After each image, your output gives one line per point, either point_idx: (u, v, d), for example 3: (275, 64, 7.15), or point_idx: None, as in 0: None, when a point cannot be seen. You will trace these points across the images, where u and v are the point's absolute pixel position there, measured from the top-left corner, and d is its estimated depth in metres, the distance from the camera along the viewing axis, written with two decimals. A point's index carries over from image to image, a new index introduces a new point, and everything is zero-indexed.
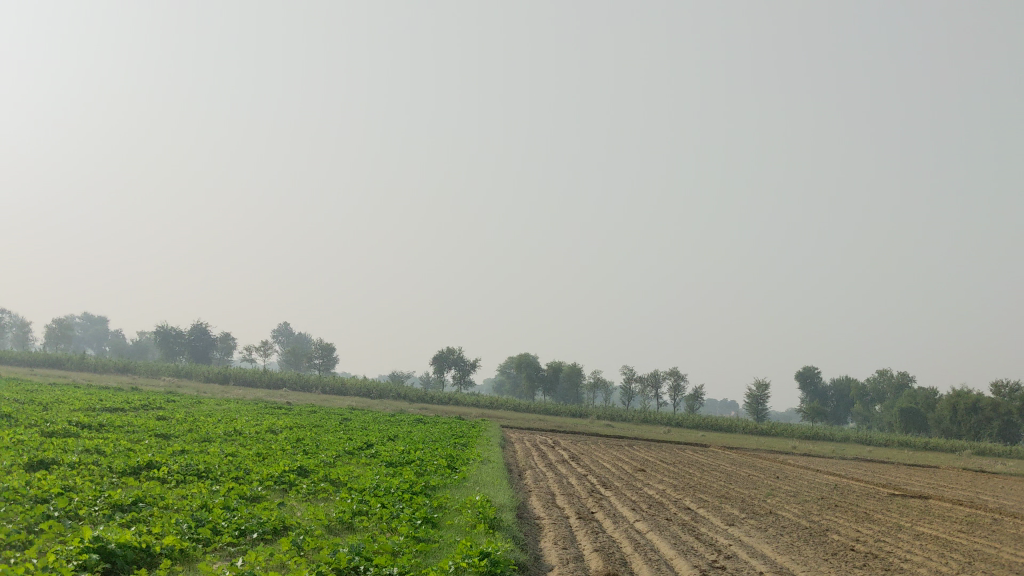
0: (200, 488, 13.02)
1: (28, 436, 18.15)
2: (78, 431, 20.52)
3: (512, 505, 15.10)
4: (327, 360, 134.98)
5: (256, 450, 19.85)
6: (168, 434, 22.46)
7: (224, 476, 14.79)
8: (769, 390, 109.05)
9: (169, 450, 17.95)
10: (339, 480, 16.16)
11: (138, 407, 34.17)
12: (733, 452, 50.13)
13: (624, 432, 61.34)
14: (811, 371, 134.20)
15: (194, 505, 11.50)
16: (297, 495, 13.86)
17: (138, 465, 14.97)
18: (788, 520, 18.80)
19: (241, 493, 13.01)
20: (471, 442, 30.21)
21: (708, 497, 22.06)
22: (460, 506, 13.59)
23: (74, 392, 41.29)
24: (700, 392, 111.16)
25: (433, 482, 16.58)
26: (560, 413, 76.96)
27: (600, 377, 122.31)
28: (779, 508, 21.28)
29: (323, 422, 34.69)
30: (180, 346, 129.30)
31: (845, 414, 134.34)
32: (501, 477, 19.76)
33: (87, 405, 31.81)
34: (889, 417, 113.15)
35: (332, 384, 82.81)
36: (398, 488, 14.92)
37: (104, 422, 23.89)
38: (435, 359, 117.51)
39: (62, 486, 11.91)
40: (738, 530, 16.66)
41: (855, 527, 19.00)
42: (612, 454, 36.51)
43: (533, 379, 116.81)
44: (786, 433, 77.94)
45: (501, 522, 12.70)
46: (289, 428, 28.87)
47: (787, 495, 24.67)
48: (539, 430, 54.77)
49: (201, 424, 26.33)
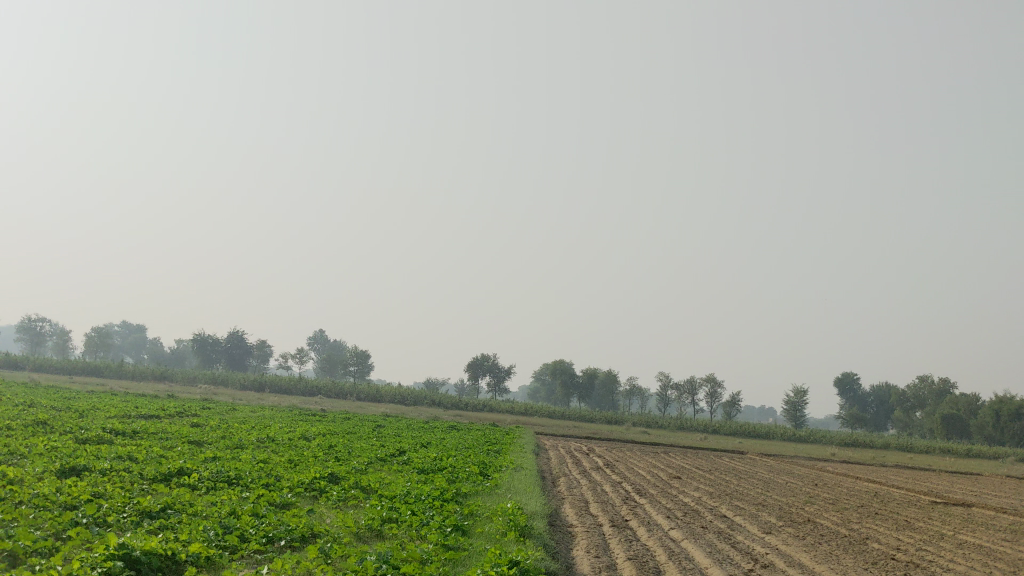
0: (230, 495, 12.94)
1: (61, 443, 18.20)
2: (112, 438, 20.59)
3: (544, 513, 14.88)
4: (362, 367, 135.47)
5: (287, 457, 19.80)
6: (201, 441, 22.45)
7: (254, 482, 14.71)
8: (807, 396, 107.87)
9: (201, 458, 17.91)
10: (369, 487, 16.02)
11: (173, 414, 34.29)
12: (771, 459, 49.55)
13: (659, 439, 60.81)
14: (850, 377, 132.66)
15: (222, 511, 11.42)
16: (327, 502, 13.73)
17: (169, 471, 14.94)
18: (827, 528, 18.41)
19: (270, 500, 12.91)
20: (505, 449, 29.99)
21: (745, 505, 21.68)
22: (491, 513, 13.39)
23: (112, 400, 41.58)
24: (737, 398, 110.19)
25: (465, 489, 16.39)
26: (595, 420, 76.53)
27: (635, 384, 121.66)
28: (818, 516, 20.88)
29: (357, 429, 34.60)
30: (217, 353, 130.50)
31: (885, 421, 132.60)
32: (534, 484, 19.53)
33: (123, 412, 32.01)
34: (930, 424, 111.40)
35: (367, 391, 82.97)
36: (429, 496, 14.75)
37: (138, 429, 23.96)
38: (470, 366, 117.55)
39: (92, 493, 11.91)
40: (775, 539, 16.32)
41: (896, 535, 18.55)
42: (647, 461, 36.14)
43: (568, 386, 116.35)
44: (825, 439, 76.98)
45: (532, 530, 12.49)
46: (321, 434, 28.84)
47: (827, 504, 24.19)
48: (574, 436, 54.46)
49: (235, 432, 26.30)
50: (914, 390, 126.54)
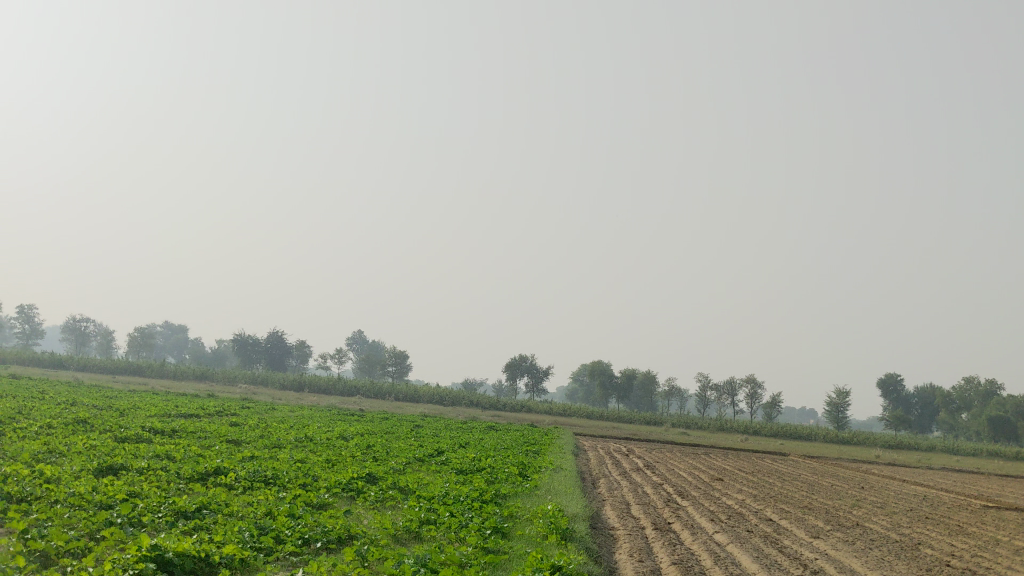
0: (265, 494, 12.77)
1: (100, 441, 18.19)
2: (150, 437, 20.53)
3: (585, 515, 14.56)
4: (401, 368, 135.95)
5: (326, 456, 19.70)
6: (240, 440, 22.39)
7: (290, 482, 14.55)
8: (849, 398, 106.25)
9: (239, 457, 17.79)
10: (407, 488, 15.79)
11: (212, 413, 34.31)
12: (815, 461, 48.72)
13: (699, 440, 60.13)
14: (893, 378, 130.47)
15: (258, 512, 11.23)
16: (364, 503, 13.51)
17: (206, 471, 14.82)
18: (876, 533, 17.88)
19: (306, 501, 12.71)
20: (543, 450, 29.62)
21: (791, 508, 21.16)
22: (531, 516, 13.09)
23: (152, 399, 41.81)
24: (778, 399, 108.93)
25: (504, 491, 16.09)
26: (633, 420, 75.96)
27: (674, 385, 120.64)
28: (868, 519, 20.35)
29: (394, 429, 34.42)
30: (257, 354, 131.62)
31: (929, 423, 130.46)
32: (574, 485, 19.24)
33: (163, 411, 32.13)
34: (977, 426, 109.15)
35: (405, 391, 83.06)
36: (467, 497, 14.48)
37: (177, 428, 23.96)
38: (508, 367, 117.31)
39: (128, 492, 11.79)
40: (823, 543, 15.85)
41: (948, 541, 17.96)
42: (689, 463, 35.62)
43: (606, 387, 115.64)
44: (868, 441, 75.77)
45: (574, 533, 12.17)
46: (359, 434, 28.66)
47: (874, 506, 23.59)
48: (613, 437, 54.02)
49: (274, 431, 26.20)
50: (960, 391, 124.18)
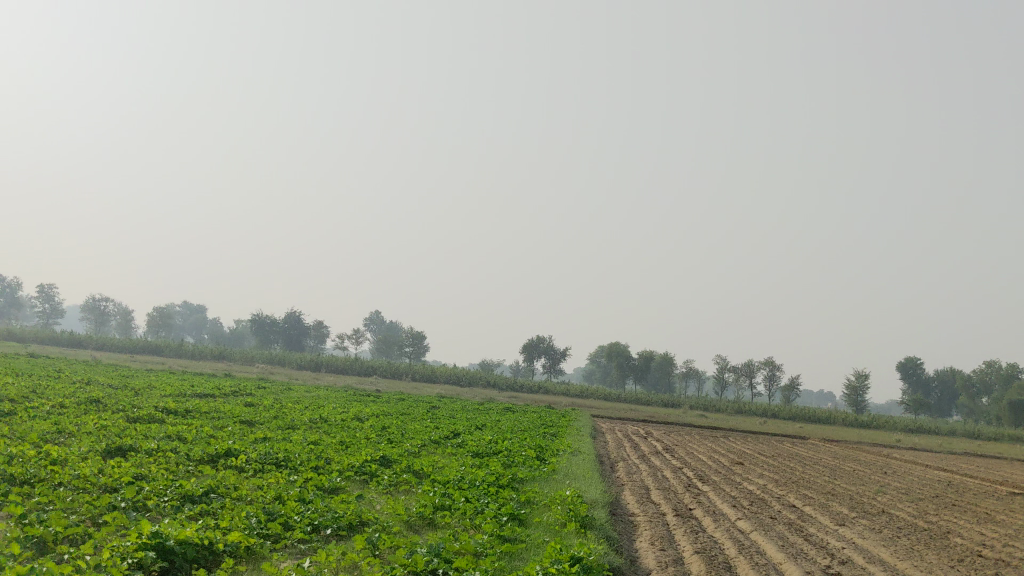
0: (275, 478, 12.44)
1: (112, 422, 17.87)
2: (163, 418, 20.25)
3: (604, 502, 14.11)
4: (417, 349, 135.93)
5: (339, 438, 19.33)
6: (253, 421, 22.10)
7: (303, 465, 14.19)
8: (869, 381, 105.42)
9: (251, 439, 17.47)
10: (422, 472, 15.39)
11: (229, 393, 34.13)
12: (835, 445, 48.14)
13: (718, 423, 59.68)
14: (913, 361, 129.43)
15: (268, 497, 10.86)
16: (377, 487, 13.16)
17: (217, 453, 14.50)
18: (902, 521, 17.41)
19: (318, 484, 12.37)
20: (561, 433, 29.21)
21: (814, 494, 20.69)
22: (549, 502, 12.68)
23: (168, 378, 41.66)
24: (796, 382, 108.28)
25: (521, 475, 15.74)
26: (651, 402, 75.58)
27: (692, 367, 120.10)
28: (893, 506, 19.86)
29: (411, 410, 34.10)
30: (275, 333, 131.89)
31: (949, 407, 129.48)
32: (593, 469, 18.86)
33: (179, 390, 31.94)
34: (998, 411, 108.11)
35: (422, 372, 82.95)
36: (484, 481, 14.09)
37: (190, 408, 23.71)
38: (525, 348, 117.00)
39: (134, 474, 11.44)
40: (849, 531, 15.40)
41: (977, 529, 17.49)
42: (708, 446, 35.21)
43: (624, 369, 115.21)
44: (889, 425, 75.03)
45: (594, 520, 11.74)
46: (375, 415, 28.36)
47: (898, 493, 23.11)
48: (632, 420, 53.62)
49: (288, 412, 25.88)
50: (981, 375, 123.13)
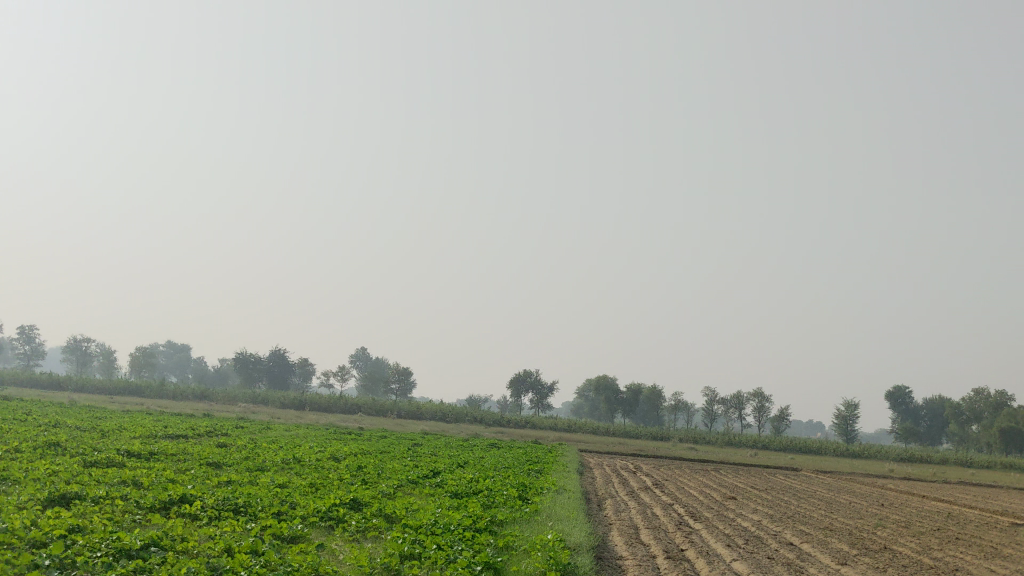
0: (230, 526, 11.38)
1: (65, 467, 16.73)
2: (123, 461, 19.09)
3: (590, 545, 13.13)
4: (404, 385, 134.69)
5: (310, 480, 18.26)
6: (220, 463, 21.01)
7: (263, 511, 13.14)
8: (858, 410, 104.76)
9: (213, 483, 16.38)
10: (394, 516, 14.36)
11: (201, 433, 32.92)
12: (828, 476, 47.22)
13: (710, 456, 58.64)
14: (902, 390, 129.11)
15: (216, 549, 9.82)
16: (342, 534, 12.14)
17: (169, 499, 13.38)
18: (907, 558, 16.41)
19: (276, 533, 11.35)
20: (546, 469, 28.14)
21: (812, 530, 19.70)
22: (529, 547, 11.72)
23: (141, 419, 40.57)
24: (785, 413, 107.42)
25: (501, 517, 14.74)
26: (640, 435, 74.67)
27: (681, 399, 119.32)
28: (895, 542, 18.89)
29: (391, 448, 33.04)
30: (259, 372, 130.28)
31: (938, 436, 128.92)
32: (578, 509, 17.82)
33: (150, 432, 30.70)
34: (987, 438, 107.63)
35: (408, 409, 81.62)
36: (460, 525, 13.08)
37: (155, 450, 22.63)
38: (512, 383, 115.83)
39: (72, 526, 10.39)
40: (853, 571, 14.43)
41: (985, 565, 16.51)
42: (699, 480, 34.12)
43: (612, 403, 114.05)
44: (881, 455, 74.12)
45: (576, 569, 10.70)
46: (353, 455, 27.22)
47: (900, 527, 22.13)
48: (620, 454, 52.52)
49: (260, 453, 24.79)
50: (969, 403, 122.96)
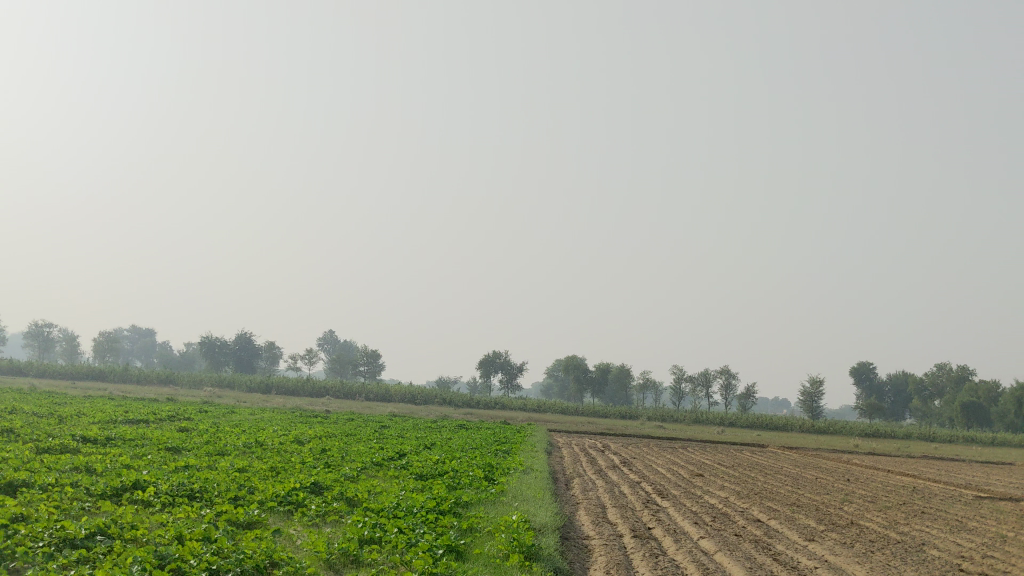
0: (183, 512, 11.00)
1: (15, 454, 16.21)
2: (76, 448, 18.55)
3: (556, 525, 12.87)
4: (373, 367, 134.17)
5: (271, 464, 17.86)
6: (180, 447, 20.58)
7: (219, 497, 12.74)
8: (823, 386, 105.76)
9: (170, 467, 15.95)
10: (356, 500, 14.00)
11: (161, 418, 32.36)
12: (794, 452, 47.49)
13: (677, 433, 58.80)
14: (866, 366, 130.45)
15: (167, 536, 9.44)
16: (301, 520, 11.80)
17: (122, 486, 12.96)
18: (873, 533, 16.33)
19: (232, 519, 10.99)
20: (514, 449, 27.96)
21: (779, 506, 19.62)
22: (493, 529, 11.46)
23: (101, 404, 39.89)
24: (752, 390, 108.19)
25: (466, 498, 14.49)
26: (609, 414, 74.85)
27: (649, 378, 119.88)
28: (862, 517, 18.81)
29: (357, 430, 32.70)
30: (226, 356, 129.11)
31: (902, 411, 130.55)
32: (544, 489, 17.59)
33: (109, 417, 30.06)
34: (949, 413, 109.24)
35: (376, 391, 81.22)
36: (423, 508, 12.78)
37: (112, 435, 22.11)
38: (481, 364, 115.65)
39: (14, 516, 9.95)
40: (820, 547, 14.27)
41: (951, 539, 16.50)
42: (667, 458, 34.11)
43: (581, 382, 114.27)
44: (845, 431, 74.76)
45: (541, 550, 10.43)
46: (317, 438, 26.81)
47: (865, 501, 22.17)
48: (588, 433, 52.63)
49: (221, 437, 24.33)
50: (932, 377, 124.70)
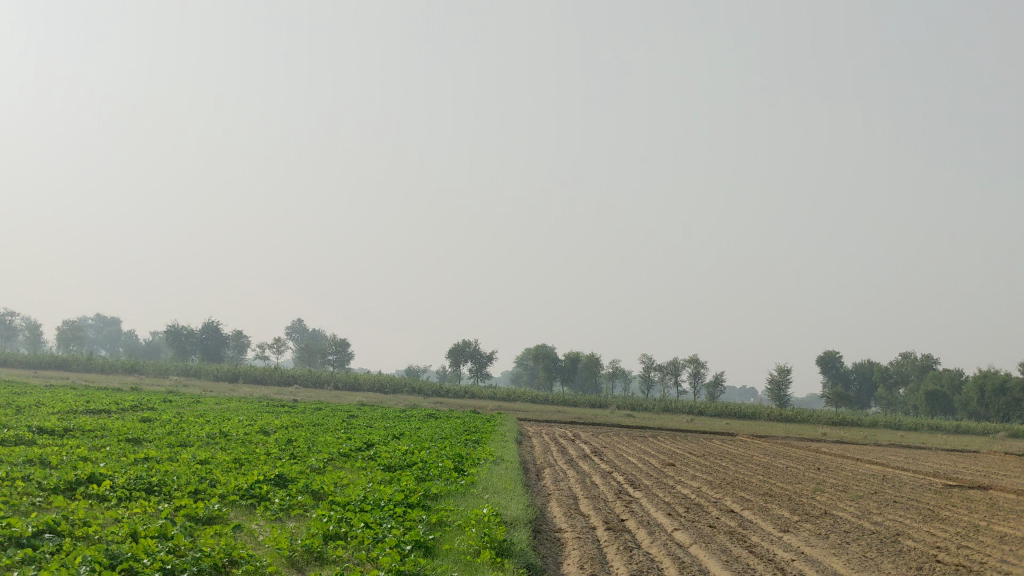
0: (139, 507, 10.54)
1: None
2: (33, 439, 17.96)
3: (528, 518, 12.55)
4: (342, 356, 133.37)
5: (234, 455, 17.42)
6: (141, 438, 20.06)
7: (179, 490, 12.30)
8: (791, 375, 106.50)
9: (129, 460, 15.45)
10: (321, 493, 13.59)
11: (124, 408, 31.66)
12: (763, 441, 47.59)
13: (646, 422, 58.78)
14: (832, 355, 131.42)
15: (119, 533, 8.99)
16: (264, 514, 11.40)
17: (77, 479, 12.45)
18: (848, 523, 16.16)
19: (191, 514, 10.57)
20: (484, 439, 27.59)
21: (752, 496, 19.43)
22: (463, 522, 11.12)
23: (63, 393, 39.09)
24: (720, 378, 108.65)
25: (435, 490, 14.14)
26: (579, 403, 74.72)
27: (619, 367, 120.09)
28: (836, 507, 18.68)
29: (324, 420, 32.16)
30: (192, 345, 127.70)
31: (867, 399, 131.87)
32: (515, 481, 17.24)
33: (69, 407, 29.31)
34: (914, 401, 110.57)
35: (344, 380, 80.52)
36: (391, 501, 12.36)
37: (71, 426, 21.46)
38: (451, 352, 115.17)
39: None
40: (795, 538, 14.07)
41: (926, 529, 16.38)
42: (637, 446, 33.98)
43: (550, 370, 114.14)
44: (813, 419, 75.15)
45: (513, 546, 10.09)
46: (283, 428, 26.27)
47: (838, 491, 22.04)
48: (559, 422, 52.48)
49: (184, 428, 23.80)
50: (897, 366, 126.21)
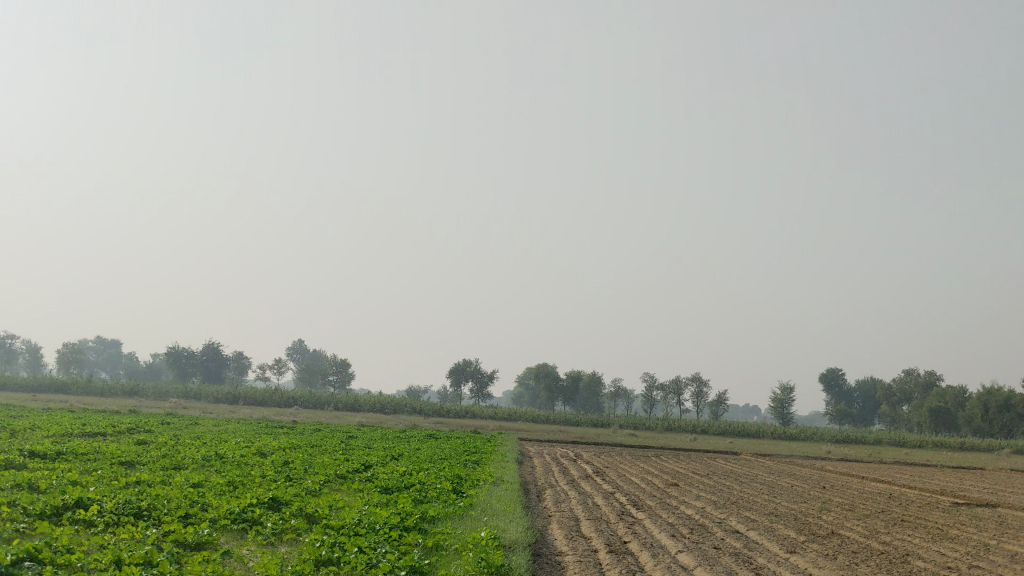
0: (126, 533, 10.22)
1: None
2: (25, 463, 17.65)
3: (527, 542, 12.21)
4: (343, 377, 133.04)
5: (229, 478, 17.10)
6: (134, 461, 19.76)
7: (170, 515, 11.99)
8: (793, 393, 105.96)
9: (120, 484, 15.12)
10: (316, 516, 13.28)
11: (121, 431, 31.33)
12: (767, 460, 47.16)
13: (649, 441, 58.36)
14: (835, 373, 130.86)
15: (103, 561, 8.69)
16: (255, 539, 11.07)
17: (64, 504, 12.13)
18: (856, 544, 15.80)
19: (179, 539, 10.26)
20: (484, 460, 27.22)
21: (758, 516, 19.09)
22: (460, 547, 10.80)
23: (60, 416, 38.77)
24: (723, 397, 108.10)
25: (432, 513, 13.82)
26: (580, 423, 74.31)
27: (621, 386, 119.59)
28: (843, 527, 18.32)
29: (322, 441, 31.81)
30: (193, 366, 127.27)
31: (871, 416, 131.17)
32: (515, 502, 16.91)
33: (64, 430, 28.96)
34: (918, 418, 109.92)
35: (344, 401, 80.10)
36: (386, 524, 12.06)
37: (64, 450, 21.12)
38: (452, 372, 114.74)
39: None
40: (802, 559, 13.72)
41: (935, 548, 16.02)
42: (639, 467, 33.60)
43: (552, 390, 113.69)
44: (816, 437, 74.63)
45: (511, 571, 9.76)
46: (280, 450, 25.88)
47: (844, 510, 21.66)
48: (560, 441, 52.08)
49: (179, 450, 23.48)
50: (900, 383, 125.62)
